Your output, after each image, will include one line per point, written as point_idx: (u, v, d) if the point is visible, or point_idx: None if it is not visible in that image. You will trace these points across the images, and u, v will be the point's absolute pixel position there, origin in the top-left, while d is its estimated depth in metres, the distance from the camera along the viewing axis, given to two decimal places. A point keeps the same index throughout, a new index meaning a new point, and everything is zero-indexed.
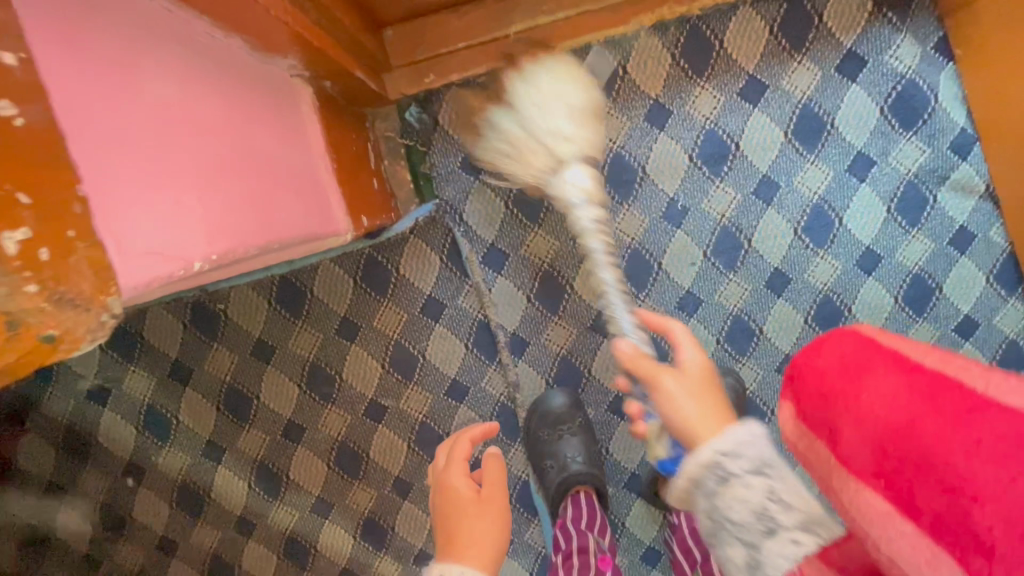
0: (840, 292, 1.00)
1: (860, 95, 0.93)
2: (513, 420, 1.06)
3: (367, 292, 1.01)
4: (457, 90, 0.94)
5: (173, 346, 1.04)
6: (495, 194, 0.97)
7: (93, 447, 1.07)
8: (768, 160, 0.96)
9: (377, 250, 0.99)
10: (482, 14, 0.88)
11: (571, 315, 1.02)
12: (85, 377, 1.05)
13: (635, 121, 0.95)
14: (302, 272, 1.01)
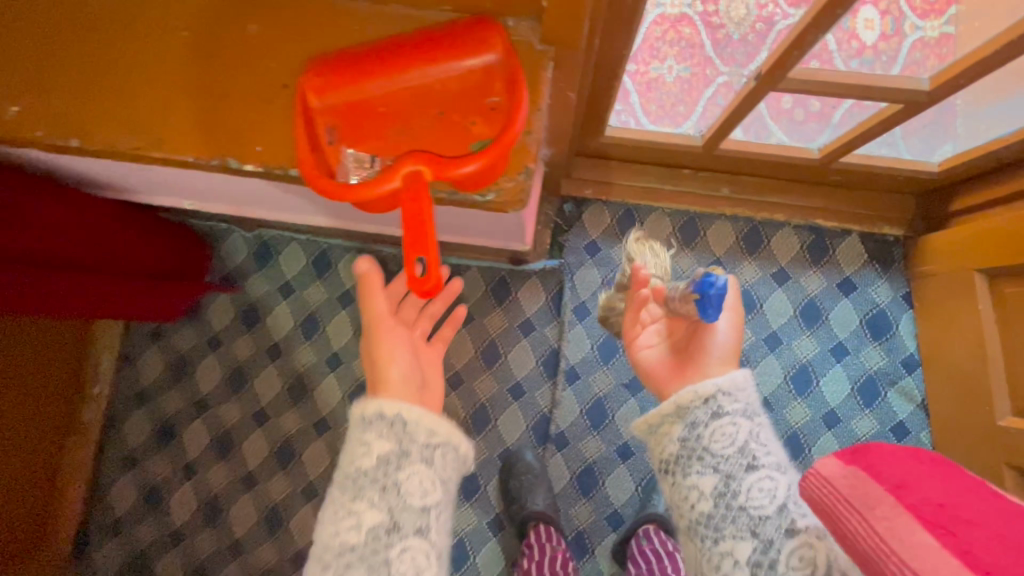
0: (805, 433, 1.37)
1: (848, 306, 1.41)
2: (546, 429, 1.42)
3: (490, 299, 1.47)
4: (600, 203, 1.48)
5: (351, 279, 1.50)
6: (597, 272, 1.46)
7: (259, 323, 1.51)
8: (779, 322, 1.42)
9: (509, 276, 1.47)
10: (634, 170, 1.44)
11: (616, 370, 1.43)
12: (285, 275, 1.51)
13: (701, 264, 1.45)
14: (455, 269, 1.49)
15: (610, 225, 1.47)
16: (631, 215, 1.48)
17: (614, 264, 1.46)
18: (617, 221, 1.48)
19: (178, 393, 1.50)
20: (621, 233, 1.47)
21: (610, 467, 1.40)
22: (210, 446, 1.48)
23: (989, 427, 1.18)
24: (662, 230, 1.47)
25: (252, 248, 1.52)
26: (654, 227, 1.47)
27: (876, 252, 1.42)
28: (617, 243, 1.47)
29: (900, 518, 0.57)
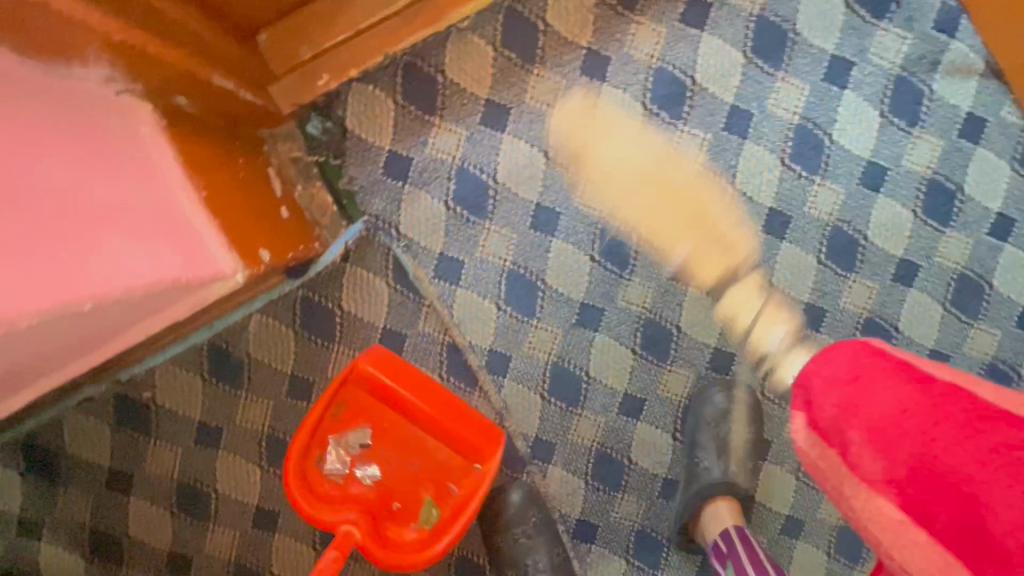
0: (976, 267, 0.95)
1: (962, 50, 0.88)
2: (614, 459, 0.98)
3: (400, 291, 0.90)
4: (461, 33, 0.85)
5: (195, 406, 0.92)
6: (527, 144, 0.88)
7: (127, 546, 0.93)
8: (870, 144, 0.90)
9: (451, 327, 0.91)
10: None
11: (685, 358, 0.96)
12: (105, 461, 0.92)
13: (717, 133, 0.89)
14: (323, 283, 0.89)
15: (545, 163, 0.88)
16: (519, 20, 0.85)
17: (545, 115, 0.87)
18: (502, 42, 0.86)
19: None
20: (524, 60, 0.86)
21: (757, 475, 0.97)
22: None
23: None
24: (580, 8, 0.86)
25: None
26: (566, 13, 0.86)
27: None
28: (529, 80, 0.87)
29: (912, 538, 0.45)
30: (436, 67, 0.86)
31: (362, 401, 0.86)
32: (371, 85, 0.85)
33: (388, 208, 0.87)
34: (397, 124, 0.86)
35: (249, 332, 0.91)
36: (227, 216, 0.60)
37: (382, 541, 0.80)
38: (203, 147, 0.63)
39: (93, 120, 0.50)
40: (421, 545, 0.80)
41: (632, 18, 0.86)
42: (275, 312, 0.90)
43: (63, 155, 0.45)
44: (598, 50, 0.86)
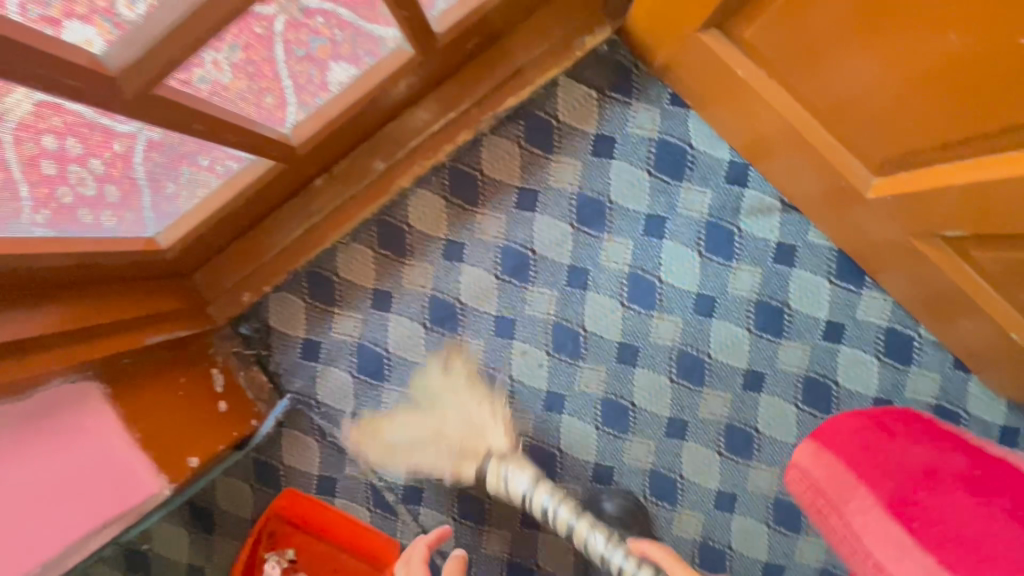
0: (817, 369, 1.06)
1: (757, 194, 1.03)
2: (524, 568, 1.13)
3: (327, 445, 1.13)
4: (346, 242, 1.10)
5: (181, 553, 1.16)
6: (410, 319, 1.10)
7: None
8: (696, 279, 1.06)
9: (370, 469, 1.13)
10: (352, 173, 1.03)
11: (571, 474, 1.12)
12: None
13: (562, 289, 1.07)
14: (268, 445, 1.13)
15: (426, 331, 1.10)
16: (388, 226, 1.08)
17: (420, 294, 1.09)
18: (379, 244, 1.09)
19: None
20: (397, 256, 1.09)
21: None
22: None
23: (891, 268, 0.95)
24: (434, 209, 1.08)
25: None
26: (424, 215, 1.08)
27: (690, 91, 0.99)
28: (403, 270, 1.09)
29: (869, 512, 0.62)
30: (331, 271, 1.10)
31: (286, 531, 1.15)
32: (285, 292, 1.11)
33: (307, 383, 1.11)
34: (308, 318, 1.11)
35: (216, 489, 1.15)
36: (157, 446, 0.85)
37: None
38: (142, 391, 0.88)
39: (52, 411, 0.77)
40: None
41: (476, 211, 1.07)
42: (234, 471, 1.14)
43: None
44: (454, 238, 1.08)
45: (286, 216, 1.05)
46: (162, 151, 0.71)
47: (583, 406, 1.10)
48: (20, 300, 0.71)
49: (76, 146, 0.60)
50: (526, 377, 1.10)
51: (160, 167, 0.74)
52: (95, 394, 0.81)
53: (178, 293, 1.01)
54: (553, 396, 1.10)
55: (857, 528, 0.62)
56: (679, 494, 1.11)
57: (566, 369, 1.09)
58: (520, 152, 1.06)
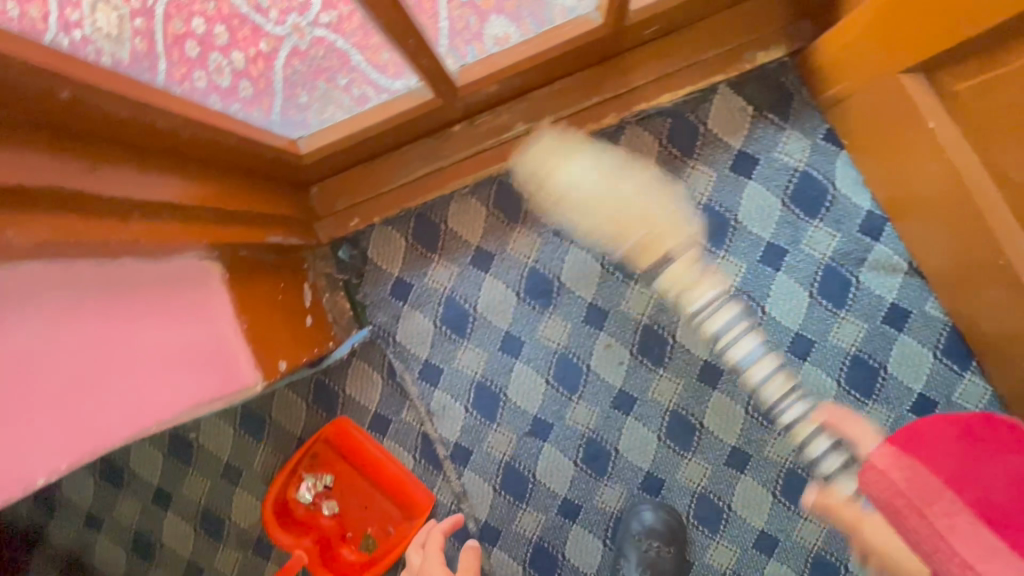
0: None
1: (886, 251, 1.01)
2: (549, 555, 1.14)
3: (391, 385, 1.13)
4: (463, 193, 1.09)
5: (225, 450, 1.18)
6: (506, 284, 1.09)
7: (160, 549, 1.21)
8: (799, 318, 1.04)
9: (427, 419, 1.13)
10: (493, 127, 1.03)
11: (620, 477, 1.11)
12: (152, 482, 1.20)
13: (664, 293, 1.06)
14: (335, 370, 1.14)
15: (518, 300, 1.09)
16: (509, 188, 1.08)
17: (522, 264, 1.09)
18: (494, 204, 1.09)
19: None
20: (510, 220, 1.09)
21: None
22: None
23: (1010, 358, 0.92)
24: (559, 184, 1.07)
25: (78, 529, 1.22)
26: (547, 186, 1.07)
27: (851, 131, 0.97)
28: (511, 235, 1.09)
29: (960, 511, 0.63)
30: (440, 219, 1.10)
31: (330, 456, 1.16)
32: (391, 227, 1.11)
33: (389, 320, 1.11)
34: (406, 258, 1.11)
35: (273, 400, 1.16)
36: (256, 341, 0.85)
37: (330, 562, 1.13)
38: (250, 285, 0.89)
39: (182, 284, 0.75)
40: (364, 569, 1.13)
41: None
42: (295, 385, 1.15)
43: (110, 321, 0.63)
44: (569, 216, 1.08)
45: (417, 153, 1.04)
46: (303, 58, 0.77)
47: (651, 413, 1.09)
48: (195, 161, 0.74)
49: (221, 32, 0.69)
50: (603, 371, 1.09)
51: (298, 74, 0.80)
52: (216, 276, 0.81)
53: (297, 200, 1.01)
54: (624, 396, 1.09)
55: (942, 529, 0.63)
56: (721, 525, 1.10)
57: (645, 373, 1.08)
58: (658, 149, 1.05)
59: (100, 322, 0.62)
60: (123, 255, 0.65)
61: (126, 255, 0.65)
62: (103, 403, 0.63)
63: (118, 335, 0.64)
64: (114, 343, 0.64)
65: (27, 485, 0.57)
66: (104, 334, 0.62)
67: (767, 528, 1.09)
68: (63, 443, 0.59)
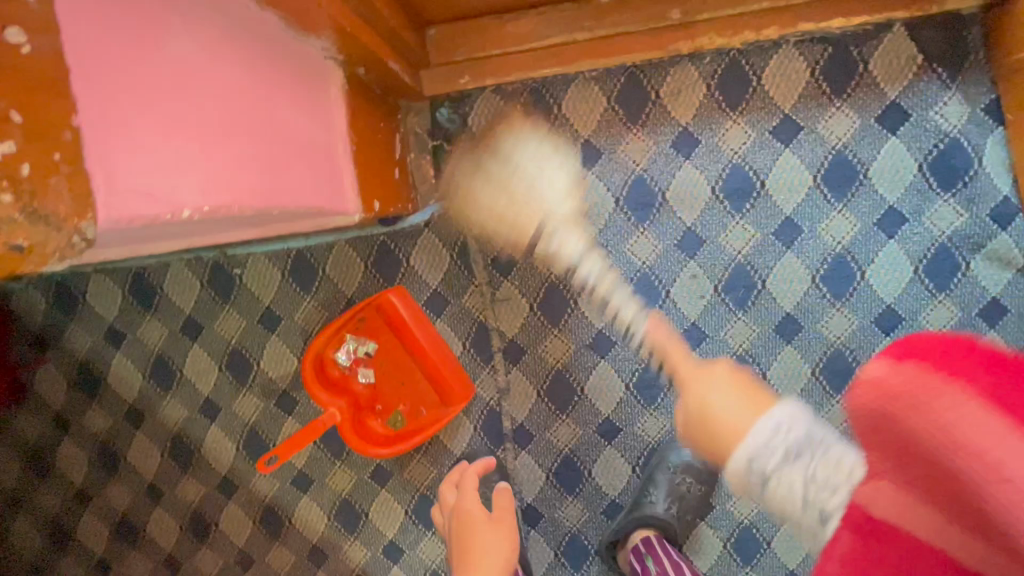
0: None
1: (1008, 243, 0.97)
2: (575, 469, 1.13)
3: (458, 266, 1.07)
4: (587, 78, 1.00)
5: (267, 293, 1.12)
6: (605, 187, 1.02)
7: (179, 379, 1.17)
8: (895, 292, 1.01)
9: (487, 309, 1.08)
10: (643, 9, 0.93)
11: (667, 409, 1.09)
12: (183, 310, 1.14)
13: (766, 235, 1.01)
14: (402, 237, 1.07)
15: (614, 208, 1.03)
16: (638, 83, 0.99)
17: (628, 170, 1.02)
18: (617, 99, 1.00)
19: (119, 485, 1.23)
20: (629, 118, 1.00)
21: (690, 527, 1.12)
22: (184, 532, 1.23)
23: None
24: (693, 92, 0.98)
25: (95, 340, 1.17)
26: (678, 91, 0.99)
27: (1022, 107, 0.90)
28: (625, 136, 1.01)
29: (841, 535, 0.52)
30: (554, 100, 1.01)
31: (377, 324, 1.11)
32: (499, 96, 1.02)
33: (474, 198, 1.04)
34: (508, 134, 1.02)
35: (329, 253, 1.09)
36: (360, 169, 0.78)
37: (356, 427, 1.10)
38: (360, 108, 0.80)
39: (310, 78, 0.67)
40: (387, 443, 1.10)
41: (731, 116, 0.99)
42: (357, 242, 1.08)
43: (251, 72, 0.55)
44: (692, 130, 1.00)
45: (554, 19, 0.94)
46: None
47: (717, 354, 1.06)
48: None
49: None
50: (681, 300, 1.05)
51: None
52: (336, 81, 0.72)
53: (415, 35, 0.91)
54: (694, 330, 1.06)
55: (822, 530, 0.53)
56: None
57: (722, 313, 1.04)
58: (809, 79, 0.96)
59: (243, 72, 0.53)
60: (272, 7, 0.55)
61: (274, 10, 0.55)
62: (244, 155, 0.54)
63: (257, 95, 0.56)
64: (256, 98, 0.55)
65: (174, 215, 0.48)
66: (240, 85, 0.53)
67: None
68: (209, 180, 0.50)
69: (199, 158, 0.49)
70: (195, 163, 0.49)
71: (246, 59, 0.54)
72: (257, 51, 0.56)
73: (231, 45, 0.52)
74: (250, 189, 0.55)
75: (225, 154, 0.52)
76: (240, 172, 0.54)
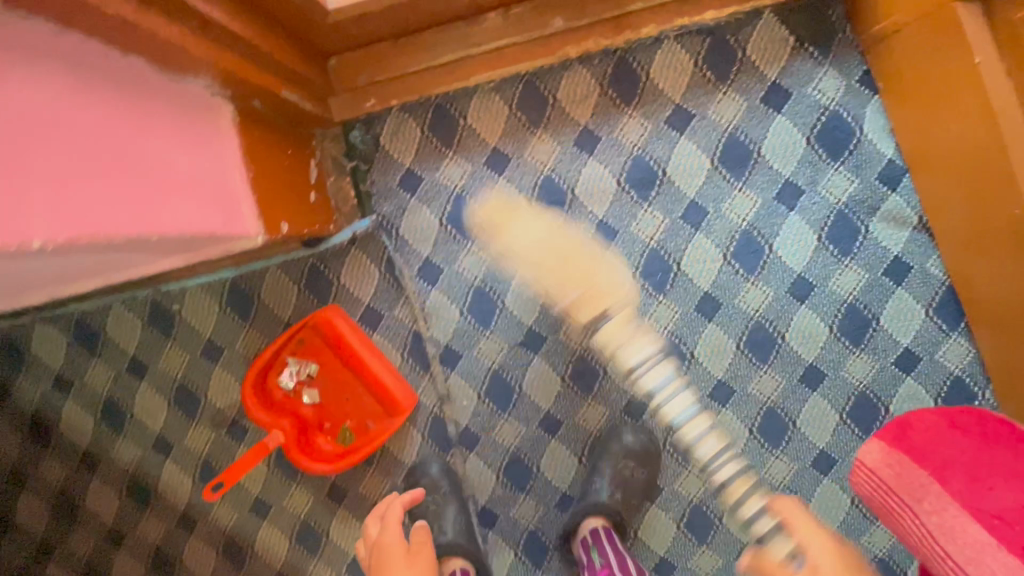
0: (877, 389, 1.07)
1: (899, 202, 1.02)
2: (523, 467, 1.15)
3: (387, 280, 1.10)
4: (487, 90, 1.05)
5: (207, 326, 1.15)
6: (518, 190, 1.07)
7: (130, 419, 1.19)
8: (803, 260, 1.05)
9: (420, 318, 1.11)
10: (528, 20, 0.99)
11: (605, 397, 1.12)
12: (127, 351, 1.17)
13: (675, 220, 1.06)
14: (331, 258, 1.11)
15: (528, 208, 1.07)
16: (535, 90, 1.05)
17: (537, 171, 1.06)
18: (518, 106, 1.05)
19: (80, 533, 1.24)
20: (531, 123, 1.05)
21: (642, 512, 1.14)
22: (148, 573, 1.24)
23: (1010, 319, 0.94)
24: (587, 92, 1.04)
25: (44, 390, 1.19)
26: (574, 94, 1.04)
27: (890, 75, 0.96)
28: (531, 140, 1.06)
29: (947, 508, 0.73)
30: (460, 113, 1.06)
31: (316, 344, 1.14)
32: (407, 114, 1.07)
33: (394, 212, 1.08)
34: (420, 149, 1.07)
35: (263, 280, 1.13)
36: (259, 194, 0.82)
37: (303, 448, 1.12)
38: (258, 138, 0.84)
39: (191, 114, 0.71)
40: (335, 459, 1.12)
41: (627, 111, 1.04)
42: (288, 268, 1.12)
43: (114, 112, 0.58)
44: (593, 128, 1.05)
45: (446, 37, 1.00)
46: None
47: (646, 337, 1.10)
48: None
49: None
50: (604, 290, 1.09)
51: None
52: (225, 116, 0.77)
53: (314, 66, 0.96)
54: (620, 317, 1.09)
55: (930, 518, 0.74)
56: (696, 454, 1.13)
57: (644, 298, 1.08)
58: (693, 70, 1.02)
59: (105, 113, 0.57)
60: (132, 52, 0.59)
61: (137, 54, 0.60)
62: (110, 192, 0.57)
63: (119, 134, 0.58)
64: (120, 135, 0.59)
65: (25, 246, 0.49)
66: (103, 124, 0.56)
67: (739, 463, 1.12)
68: (63, 216, 0.52)
69: (53, 194, 0.51)
70: (51, 199, 0.51)
71: (109, 101, 0.57)
72: (121, 92, 0.59)
73: (91, 88, 0.55)
74: (115, 221, 0.58)
75: (83, 190, 0.54)
76: (96, 205, 0.55)
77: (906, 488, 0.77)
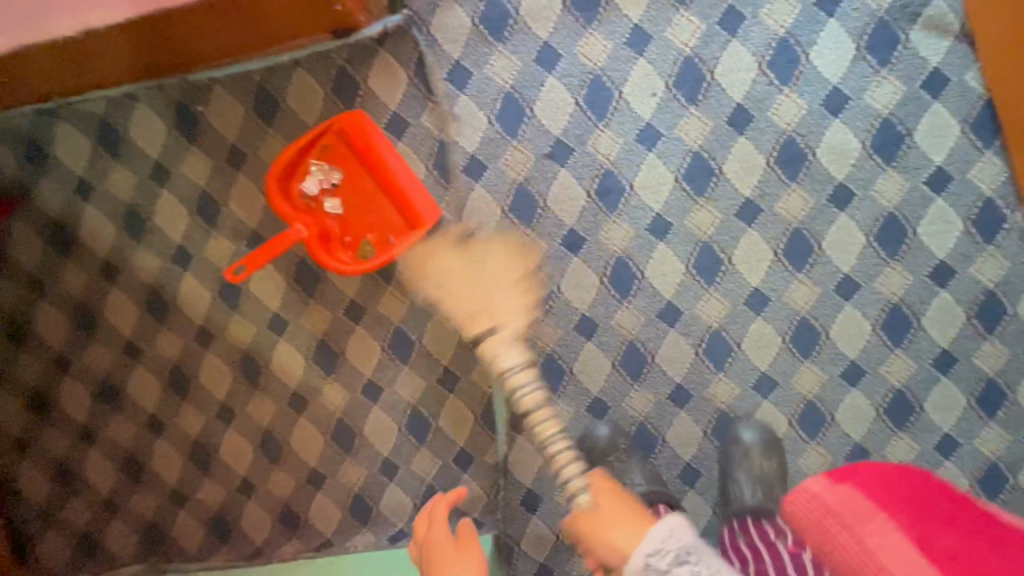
0: (905, 210, 1.07)
1: (938, 9, 1.01)
2: (543, 288, 1.14)
3: (416, 85, 1.09)
4: None
5: (232, 131, 1.14)
6: None
7: (150, 228, 1.19)
8: (840, 71, 1.04)
9: (448, 124, 1.10)
10: None
11: (629, 215, 1.11)
12: (150, 156, 1.16)
13: (711, 26, 1.04)
14: (359, 60, 1.10)
15: (562, 9, 1.06)
16: None
17: None
18: None
19: (96, 345, 1.24)
20: None
21: (661, 336, 1.14)
22: (166, 388, 1.25)
23: None
24: None
25: (66, 194, 1.18)
26: None
27: None
28: None
29: (889, 535, 0.78)
30: None
31: (341, 152, 1.12)
32: None
33: (426, 8, 1.08)
34: None
35: (289, 83, 1.12)
36: None
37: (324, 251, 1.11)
38: None
39: None
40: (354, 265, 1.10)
41: None
42: (315, 70, 1.11)
43: None
44: None
45: None
46: None
47: (675, 151, 1.08)
48: None
49: None
50: (634, 100, 1.07)
51: None
52: None
53: None
54: (650, 129, 1.08)
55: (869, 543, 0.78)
56: (718, 276, 1.12)
57: (675, 109, 1.07)
58: None
59: None
60: None
61: None
62: None
63: None
64: None
65: None
66: None
67: (761, 287, 1.11)
68: None
69: None
70: None
71: None
72: None
73: None
74: None
75: None
76: None
77: (851, 516, 0.82)
